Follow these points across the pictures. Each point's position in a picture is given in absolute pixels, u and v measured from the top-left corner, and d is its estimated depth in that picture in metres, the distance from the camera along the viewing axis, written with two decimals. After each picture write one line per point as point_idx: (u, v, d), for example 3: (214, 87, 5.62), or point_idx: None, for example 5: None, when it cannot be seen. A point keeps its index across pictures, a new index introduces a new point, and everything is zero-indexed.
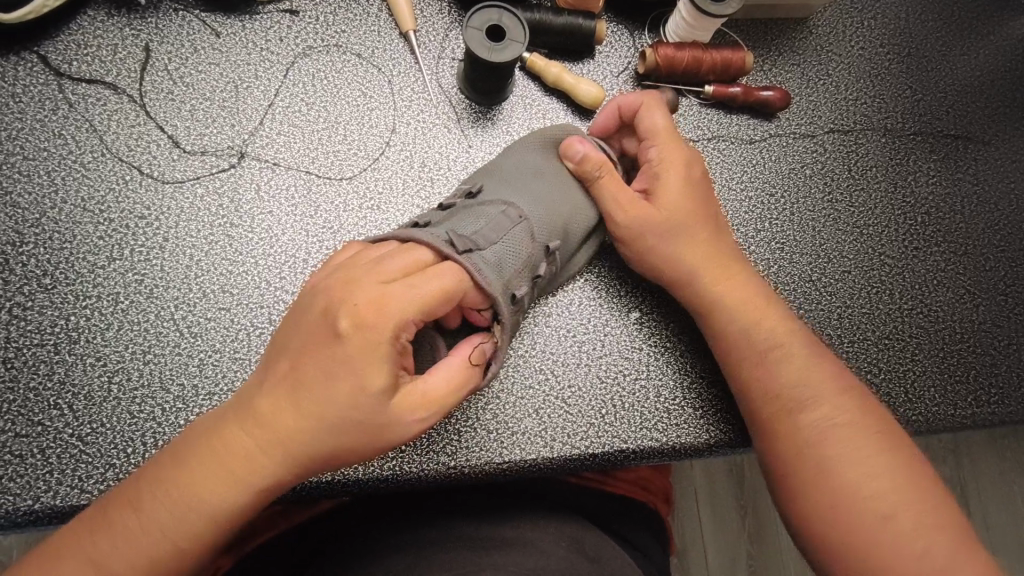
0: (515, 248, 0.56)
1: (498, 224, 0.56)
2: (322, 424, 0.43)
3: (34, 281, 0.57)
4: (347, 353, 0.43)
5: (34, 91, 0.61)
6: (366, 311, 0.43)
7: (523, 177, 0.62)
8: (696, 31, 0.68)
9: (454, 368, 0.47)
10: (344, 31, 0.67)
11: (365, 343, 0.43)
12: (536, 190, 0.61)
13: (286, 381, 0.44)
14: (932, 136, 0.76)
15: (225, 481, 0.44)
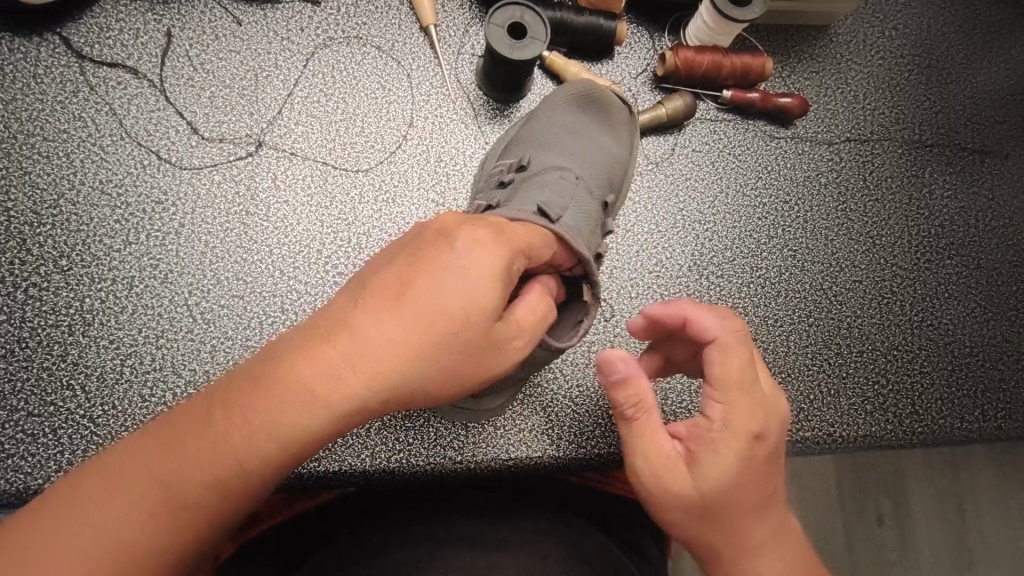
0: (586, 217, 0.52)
1: (566, 192, 0.52)
2: (424, 361, 0.33)
3: (50, 263, 0.57)
4: (472, 280, 0.34)
5: (56, 73, 0.61)
6: (482, 248, 0.36)
7: (559, 136, 0.61)
8: (717, 35, 0.68)
9: (538, 303, 0.39)
10: (365, 23, 0.67)
11: (486, 277, 0.35)
12: (576, 148, 0.60)
13: (386, 300, 0.33)
14: (948, 148, 0.76)
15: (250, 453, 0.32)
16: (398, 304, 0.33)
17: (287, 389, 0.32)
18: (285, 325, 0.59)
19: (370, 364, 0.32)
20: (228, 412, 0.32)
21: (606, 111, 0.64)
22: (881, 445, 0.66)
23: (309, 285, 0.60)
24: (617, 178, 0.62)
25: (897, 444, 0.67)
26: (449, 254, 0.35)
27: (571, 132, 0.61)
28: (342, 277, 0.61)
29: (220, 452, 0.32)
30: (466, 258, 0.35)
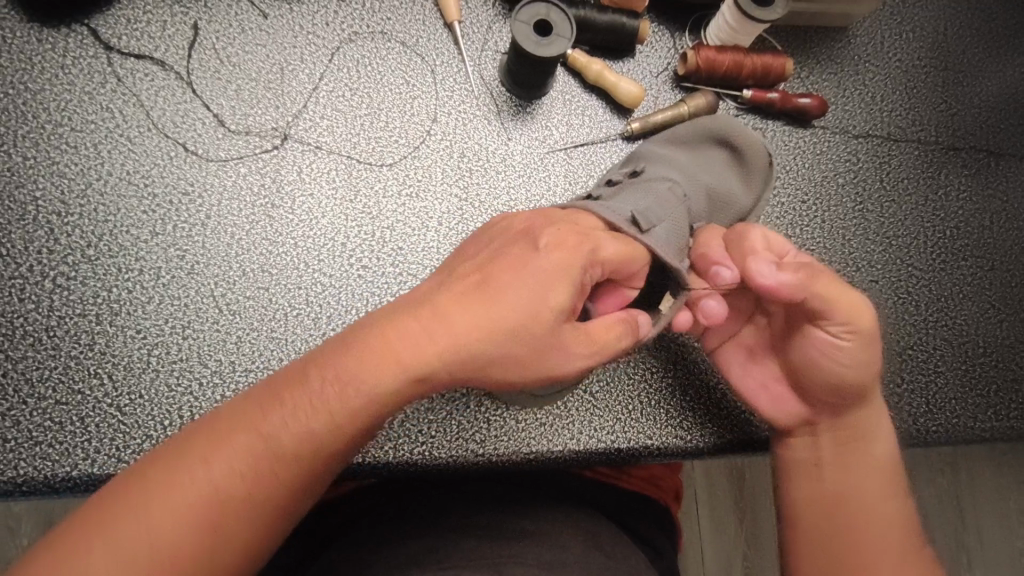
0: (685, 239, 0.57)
1: (672, 207, 0.57)
2: (491, 340, 0.41)
3: (78, 252, 0.58)
4: (545, 279, 0.44)
5: (84, 64, 0.62)
6: (554, 253, 0.45)
7: (684, 160, 0.65)
8: (738, 34, 0.69)
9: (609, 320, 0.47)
10: (390, 19, 0.68)
11: (560, 275, 0.44)
12: (696, 173, 0.64)
13: (465, 288, 0.43)
14: (964, 150, 0.77)
15: (333, 408, 0.40)
16: (476, 291, 0.43)
17: (374, 360, 0.40)
18: (309, 317, 0.59)
19: (449, 341, 0.41)
20: (320, 380, 0.40)
21: (739, 152, 0.66)
22: (895, 443, 0.67)
23: (333, 278, 0.61)
24: (726, 215, 0.65)
25: (911, 443, 0.67)
26: (527, 259, 0.45)
27: (693, 159, 0.65)
28: (366, 270, 0.62)
29: (317, 410, 0.40)
30: (540, 262, 0.44)
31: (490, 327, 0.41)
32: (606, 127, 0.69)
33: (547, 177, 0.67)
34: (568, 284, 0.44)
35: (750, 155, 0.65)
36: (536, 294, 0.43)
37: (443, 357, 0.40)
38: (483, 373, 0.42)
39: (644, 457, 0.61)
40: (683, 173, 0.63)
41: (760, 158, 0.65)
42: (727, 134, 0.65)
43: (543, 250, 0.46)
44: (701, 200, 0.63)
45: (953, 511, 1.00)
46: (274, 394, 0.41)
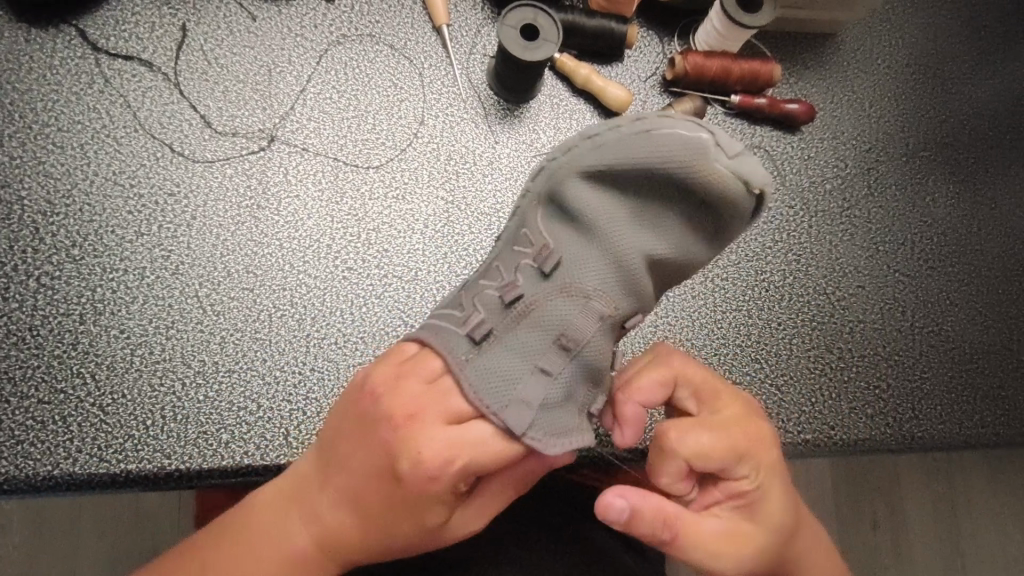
0: (595, 351, 0.53)
1: (579, 330, 0.52)
2: (393, 520, 0.46)
3: (62, 252, 0.58)
4: (430, 446, 0.45)
5: (72, 64, 0.62)
6: (441, 402, 0.47)
7: (612, 213, 0.53)
8: (725, 41, 0.69)
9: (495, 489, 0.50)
10: (379, 22, 0.68)
11: (447, 449, 0.45)
12: (630, 233, 0.53)
13: (371, 510, 0.46)
14: (952, 157, 0.77)
15: (313, 536, 0.48)
16: (368, 518, 0.47)
17: (314, 539, 0.48)
18: (293, 318, 0.59)
19: (358, 505, 0.47)
20: (270, 513, 0.49)
21: (707, 202, 0.51)
22: (880, 448, 0.67)
23: (318, 279, 0.61)
24: (671, 275, 0.57)
25: (896, 448, 0.67)
26: (418, 403, 0.46)
27: (629, 214, 0.53)
28: (351, 272, 0.62)
29: (294, 561, 0.48)
30: (429, 420, 0.46)
31: (385, 484, 0.46)
32: None
33: None
34: (455, 455, 0.45)
35: (720, 199, 0.51)
36: (425, 509, 0.45)
37: (357, 508, 0.47)
38: (394, 534, 0.47)
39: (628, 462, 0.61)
40: (607, 248, 0.53)
41: (740, 205, 0.51)
42: (683, 170, 0.50)
43: (434, 392, 0.47)
44: (632, 278, 0.54)
45: (943, 517, 1.00)
46: (263, 513, 0.49)
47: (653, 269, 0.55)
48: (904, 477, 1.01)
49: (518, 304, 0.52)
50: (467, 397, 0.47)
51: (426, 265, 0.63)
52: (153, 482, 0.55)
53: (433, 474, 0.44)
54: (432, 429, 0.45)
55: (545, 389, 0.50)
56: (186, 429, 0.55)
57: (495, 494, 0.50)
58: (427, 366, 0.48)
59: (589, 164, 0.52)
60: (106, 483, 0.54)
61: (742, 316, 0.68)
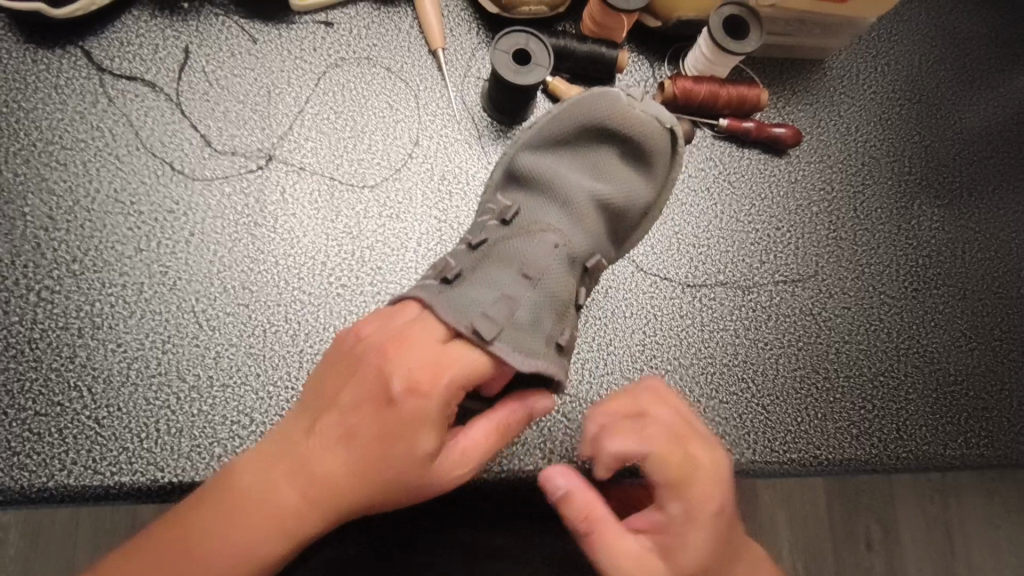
0: (556, 282, 0.54)
1: (539, 260, 0.53)
2: (388, 447, 0.44)
3: (63, 267, 0.59)
4: (415, 360, 0.46)
5: (77, 85, 0.64)
6: (424, 330, 0.48)
7: (558, 167, 0.58)
8: (714, 66, 0.71)
9: (490, 428, 0.48)
10: (376, 45, 0.70)
11: (430, 365, 0.46)
12: (576, 181, 0.57)
13: (353, 445, 0.44)
14: (937, 181, 0.78)
15: (295, 489, 0.43)
16: (354, 457, 0.44)
17: (302, 489, 0.43)
18: (287, 334, 0.61)
19: (348, 435, 0.44)
20: (251, 475, 0.45)
21: (630, 143, 0.58)
22: (866, 468, 0.68)
23: (312, 296, 0.62)
24: (619, 223, 0.60)
25: (881, 468, 0.68)
26: (402, 329, 0.48)
27: (578, 163, 0.58)
28: (345, 289, 0.63)
29: (277, 517, 0.43)
30: (418, 342, 0.47)
31: (377, 408, 0.44)
32: None
33: None
34: (440, 370, 0.46)
35: (649, 140, 0.59)
36: (417, 427, 0.44)
37: (351, 440, 0.44)
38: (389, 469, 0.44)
39: None
40: (558, 195, 0.57)
41: (664, 144, 0.59)
42: (612, 120, 0.58)
43: (418, 326, 0.48)
44: (588, 219, 0.57)
45: (938, 539, 1.00)
46: (235, 482, 0.44)
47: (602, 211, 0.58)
48: (898, 496, 1.01)
49: (496, 245, 0.55)
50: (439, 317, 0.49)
51: (419, 283, 0.64)
52: (146, 494, 0.55)
53: (422, 386, 0.45)
54: (407, 343, 0.47)
55: (511, 309, 0.51)
56: (180, 442, 0.56)
57: (483, 438, 0.47)
58: (410, 304, 0.50)
59: (539, 138, 0.59)
60: (99, 494, 0.55)
61: (729, 335, 0.69)
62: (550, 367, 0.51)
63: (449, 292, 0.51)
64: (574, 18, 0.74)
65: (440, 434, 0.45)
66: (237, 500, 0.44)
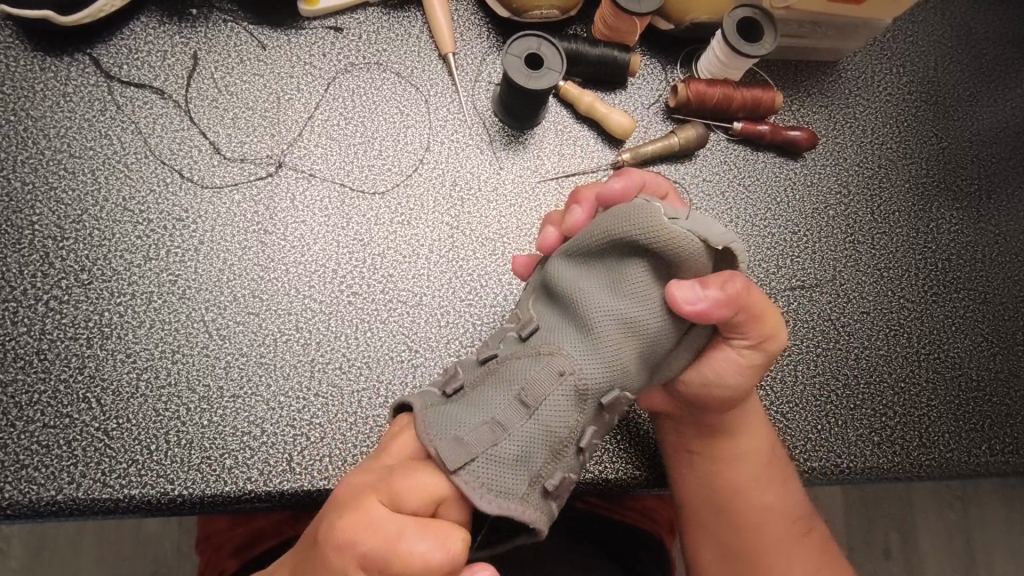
0: (554, 417, 0.45)
1: (539, 386, 0.45)
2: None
3: (72, 276, 0.58)
4: (348, 532, 0.39)
5: (85, 92, 0.63)
6: (415, 492, 0.41)
7: (578, 283, 0.48)
8: (727, 69, 0.70)
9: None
10: (386, 50, 0.69)
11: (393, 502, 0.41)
12: (600, 305, 0.47)
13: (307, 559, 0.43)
14: (955, 184, 0.77)
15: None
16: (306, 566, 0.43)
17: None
18: (298, 343, 0.60)
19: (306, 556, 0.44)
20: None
21: (669, 262, 0.45)
22: (888, 477, 0.66)
23: (323, 304, 0.61)
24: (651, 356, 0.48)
25: (904, 476, 0.67)
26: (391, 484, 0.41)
27: (604, 287, 0.47)
28: (357, 296, 0.62)
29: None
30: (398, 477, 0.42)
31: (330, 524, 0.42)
32: (598, 158, 0.70)
33: (538, 206, 0.67)
34: (363, 561, 0.39)
35: (684, 260, 0.45)
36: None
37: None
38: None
39: (632, 488, 0.61)
40: (581, 322, 0.47)
41: (704, 263, 0.45)
42: (649, 239, 0.45)
43: (413, 489, 0.41)
44: (613, 356, 0.46)
45: (958, 546, 0.99)
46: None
47: (632, 344, 0.47)
48: (915, 504, 1.00)
49: (504, 367, 0.47)
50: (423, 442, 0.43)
51: (431, 289, 0.63)
52: (157, 508, 0.54)
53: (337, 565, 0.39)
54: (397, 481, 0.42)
55: (493, 439, 0.43)
56: (190, 453, 0.55)
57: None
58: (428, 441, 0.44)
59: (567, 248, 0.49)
60: (107, 508, 0.54)
61: None
62: (522, 515, 0.43)
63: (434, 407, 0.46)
64: (585, 21, 0.73)
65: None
66: None
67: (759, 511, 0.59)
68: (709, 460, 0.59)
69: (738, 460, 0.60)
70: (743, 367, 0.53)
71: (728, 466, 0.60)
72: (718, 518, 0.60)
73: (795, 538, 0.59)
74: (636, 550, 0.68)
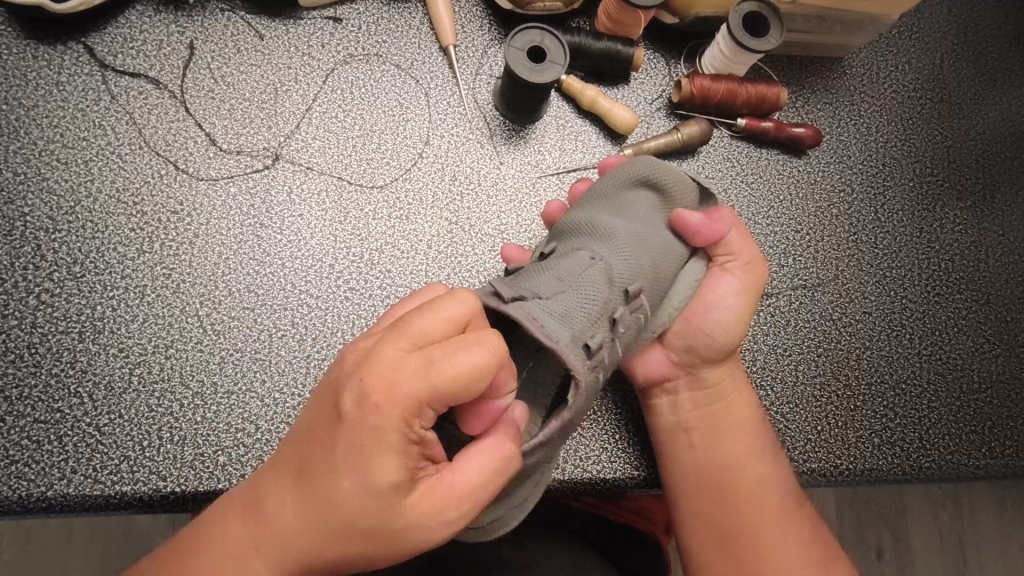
0: (591, 292, 0.49)
1: (576, 272, 0.50)
2: (338, 476, 0.36)
3: (64, 269, 0.57)
4: (364, 375, 0.36)
5: (79, 81, 0.62)
6: (423, 317, 0.37)
7: (593, 214, 0.55)
8: (732, 64, 0.69)
9: (492, 459, 0.39)
10: (386, 42, 0.68)
11: (431, 336, 0.37)
12: (616, 223, 0.54)
13: (313, 438, 0.38)
14: (960, 183, 0.76)
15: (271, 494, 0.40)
16: (313, 450, 0.38)
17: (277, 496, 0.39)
18: (294, 340, 0.59)
19: (312, 437, 0.39)
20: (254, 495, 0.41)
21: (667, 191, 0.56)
22: (888, 478, 0.66)
23: (319, 300, 0.60)
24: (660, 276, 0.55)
25: (903, 478, 0.66)
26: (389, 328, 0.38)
27: (617, 213, 0.55)
28: (354, 292, 0.61)
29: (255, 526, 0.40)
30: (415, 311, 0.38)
31: (335, 392, 0.38)
32: (599, 154, 0.69)
33: (538, 202, 0.67)
34: (389, 392, 0.35)
35: (682, 192, 0.57)
36: (364, 458, 0.36)
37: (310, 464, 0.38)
38: (353, 516, 0.37)
39: (630, 488, 0.60)
40: (598, 236, 0.53)
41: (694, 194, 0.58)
42: (655, 173, 0.56)
43: (421, 314, 0.37)
44: (636, 258, 0.53)
45: (953, 546, 0.99)
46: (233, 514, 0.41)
47: (648, 256, 0.54)
48: (911, 504, 0.99)
49: (539, 265, 0.51)
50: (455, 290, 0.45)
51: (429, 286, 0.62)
52: (149, 505, 0.54)
53: (372, 404, 0.36)
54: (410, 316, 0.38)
55: (542, 297, 0.47)
56: (183, 450, 0.55)
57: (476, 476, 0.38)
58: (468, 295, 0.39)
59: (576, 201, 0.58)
60: (99, 505, 0.53)
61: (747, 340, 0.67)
62: (567, 354, 0.43)
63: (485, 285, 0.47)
64: (588, 14, 0.72)
65: (401, 446, 0.36)
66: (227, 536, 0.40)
67: (752, 492, 0.55)
68: (699, 440, 0.57)
69: (728, 443, 0.57)
70: (747, 291, 0.57)
71: (715, 448, 0.57)
72: (707, 503, 0.56)
73: (789, 524, 0.55)
74: (633, 550, 0.67)
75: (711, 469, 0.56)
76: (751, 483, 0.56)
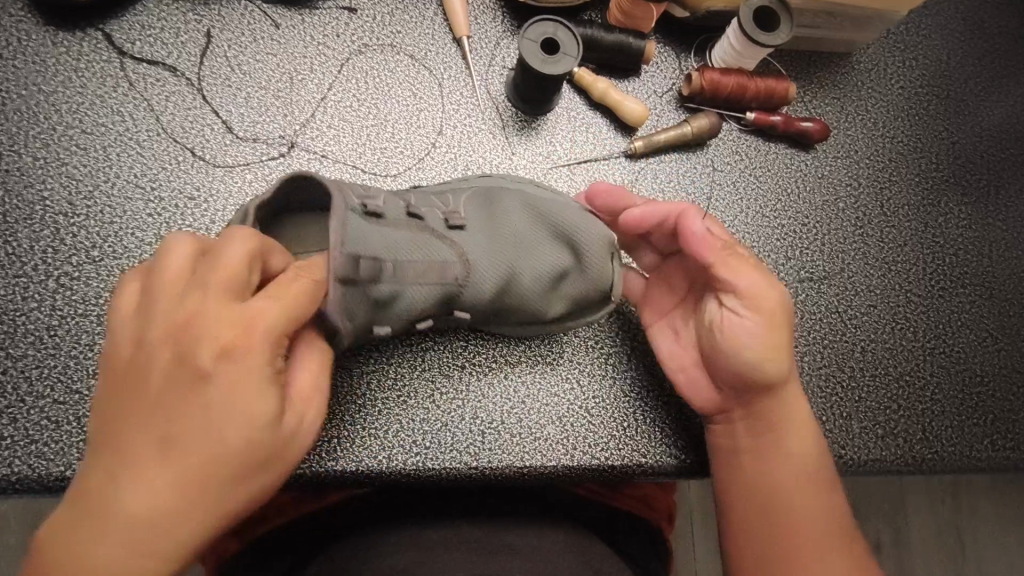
0: (412, 274, 0.50)
1: (433, 266, 0.52)
2: (213, 428, 0.37)
3: (82, 253, 0.58)
4: (206, 326, 0.38)
5: (97, 68, 0.62)
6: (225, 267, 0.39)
7: (519, 230, 0.57)
8: (743, 58, 0.69)
9: (310, 367, 0.44)
10: (400, 32, 0.69)
11: (234, 281, 0.40)
12: (524, 252, 0.57)
13: (167, 405, 0.38)
14: (965, 179, 0.77)
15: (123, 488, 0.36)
16: (166, 419, 0.38)
17: (140, 493, 0.36)
18: None
19: (157, 406, 0.38)
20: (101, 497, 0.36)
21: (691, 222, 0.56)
22: (891, 469, 0.67)
23: None
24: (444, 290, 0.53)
25: (906, 468, 0.67)
26: (146, 299, 0.40)
27: (529, 241, 0.58)
28: None
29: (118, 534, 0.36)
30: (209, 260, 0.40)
31: (177, 356, 0.38)
32: (609, 146, 0.70)
33: None
34: (245, 330, 0.39)
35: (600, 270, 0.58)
36: (241, 398, 0.38)
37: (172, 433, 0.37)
38: (229, 459, 0.38)
39: (639, 474, 0.62)
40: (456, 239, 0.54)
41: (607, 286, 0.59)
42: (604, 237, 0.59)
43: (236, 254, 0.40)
44: (465, 264, 0.54)
45: (952, 538, 1.00)
46: (77, 529, 0.36)
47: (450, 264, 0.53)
48: (911, 497, 1.01)
49: (431, 234, 0.52)
50: (336, 226, 0.45)
51: None
52: None
53: (236, 349, 0.39)
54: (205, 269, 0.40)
55: (377, 261, 0.47)
56: None
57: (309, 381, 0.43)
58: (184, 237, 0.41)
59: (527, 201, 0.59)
60: None
61: None
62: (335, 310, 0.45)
63: (370, 227, 0.48)
64: (600, 8, 0.72)
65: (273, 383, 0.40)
66: (83, 560, 0.35)
67: (811, 516, 0.53)
68: (757, 459, 0.55)
69: (789, 464, 0.55)
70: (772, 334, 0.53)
71: (774, 469, 0.55)
72: (767, 524, 0.54)
73: (849, 549, 0.53)
74: (639, 536, 0.69)
75: (774, 491, 0.54)
76: (814, 507, 0.54)
